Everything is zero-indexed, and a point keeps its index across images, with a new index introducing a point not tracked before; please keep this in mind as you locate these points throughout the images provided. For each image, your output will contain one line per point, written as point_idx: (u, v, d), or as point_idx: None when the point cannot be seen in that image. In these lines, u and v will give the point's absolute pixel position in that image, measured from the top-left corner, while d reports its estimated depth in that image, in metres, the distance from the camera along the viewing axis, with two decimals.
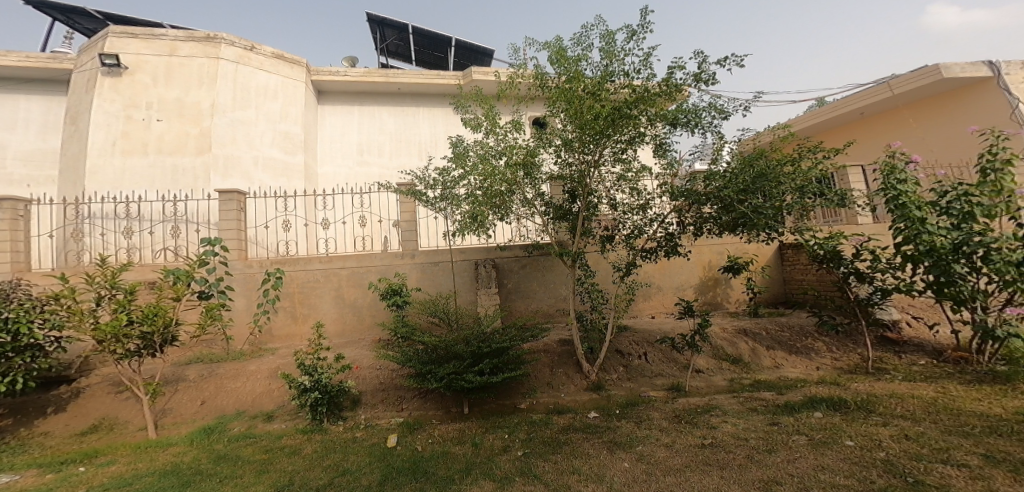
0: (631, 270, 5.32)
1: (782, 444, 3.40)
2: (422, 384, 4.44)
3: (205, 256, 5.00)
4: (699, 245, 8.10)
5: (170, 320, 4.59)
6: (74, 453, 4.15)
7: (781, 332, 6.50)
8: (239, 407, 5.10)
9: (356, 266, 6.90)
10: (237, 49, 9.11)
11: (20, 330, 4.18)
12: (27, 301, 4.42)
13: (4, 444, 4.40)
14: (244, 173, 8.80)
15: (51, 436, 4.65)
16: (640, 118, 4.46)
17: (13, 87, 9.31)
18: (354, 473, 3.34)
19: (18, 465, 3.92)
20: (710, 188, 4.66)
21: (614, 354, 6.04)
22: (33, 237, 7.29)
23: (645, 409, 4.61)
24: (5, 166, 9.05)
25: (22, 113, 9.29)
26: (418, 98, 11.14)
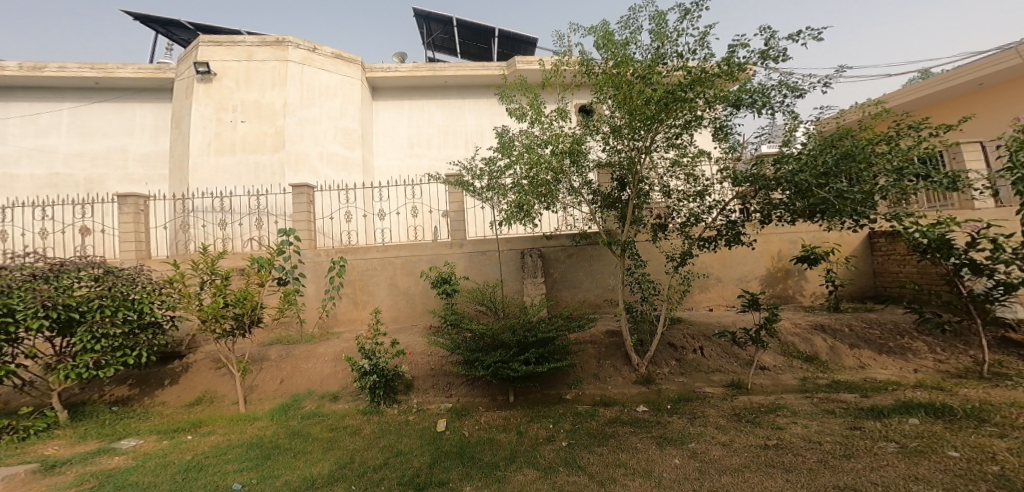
0: (687, 259, 5.04)
1: (864, 450, 3.11)
2: (470, 371, 4.58)
3: (282, 245, 5.48)
4: (766, 233, 7.54)
5: (257, 303, 5.11)
6: (183, 422, 4.77)
7: (868, 329, 5.91)
8: (309, 387, 5.56)
9: (408, 255, 7.19)
10: (301, 51, 9.70)
11: (144, 311, 4.83)
12: (149, 284, 5.04)
13: (133, 410, 5.16)
14: (311, 168, 9.45)
15: (167, 405, 5.37)
16: (696, 101, 4.20)
17: (130, 96, 10.57)
18: (406, 455, 3.52)
19: (142, 430, 4.57)
20: (779, 173, 4.27)
21: (666, 347, 5.84)
22: (152, 228, 8.23)
23: (700, 405, 4.41)
24: (128, 167, 10.40)
25: (138, 120, 10.56)
26: (471, 91, 11.30)
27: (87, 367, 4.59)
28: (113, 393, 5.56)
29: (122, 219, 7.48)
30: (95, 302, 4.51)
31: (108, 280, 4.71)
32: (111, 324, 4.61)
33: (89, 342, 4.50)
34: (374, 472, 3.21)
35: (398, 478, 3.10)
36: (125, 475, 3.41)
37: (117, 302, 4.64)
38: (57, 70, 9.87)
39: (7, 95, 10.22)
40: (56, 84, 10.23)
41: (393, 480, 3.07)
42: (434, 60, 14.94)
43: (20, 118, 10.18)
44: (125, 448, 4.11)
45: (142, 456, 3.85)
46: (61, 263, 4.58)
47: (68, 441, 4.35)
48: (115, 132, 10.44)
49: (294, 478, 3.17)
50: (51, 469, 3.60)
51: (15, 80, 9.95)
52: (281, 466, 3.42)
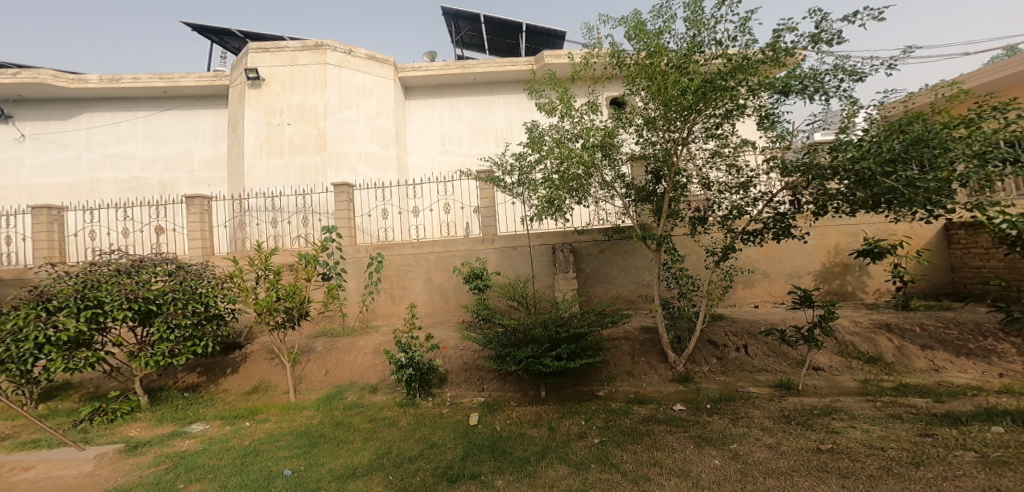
0: (728, 254, 4.83)
1: (936, 458, 2.89)
2: (502, 366, 4.62)
3: (326, 242, 5.74)
4: (822, 225, 7.11)
5: (305, 297, 5.39)
6: (242, 409, 5.11)
7: (943, 329, 5.49)
8: (350, 378, 5.80)
9: (442, 250, 7.32)
10: (338, 54, 10.03)
11: (210, 303, 5.22)
12: (213, 279, 5.42)
13: (199, 397, 5.59)
14: (351, 168, 9.80)
15: (229, 392, 5.78)
16: (738, 89, 4.02)
17: (194, 103, 11.19)
18: (440, 447, 3.61)
19: (208, 416, 4.95)
20: (835, 161, 3.99)
21: (706, 345, 5.65)
22: (216, 226, 8.81)
23: (743, 406, 4.24)
24: (194, 170, 11.08)
25: (201, 125, 11.18)
26: (502, 87, 11.31)
27: (163, 355, 4.99)
28: (185, 380, 6.04)
29: (189, 218, 8.06)
30: (168, 294, 4.93)
31: (179, 274, 5.11)
32: (183, 316, 5.02)
33: (165, 331, 4.91)
34: (410, 463, 3.31)
35: (433, 469, 3.18)
36: (194, 457, 3.69)
37: (188, 295, 5.04)
38: (131, 82, 10.51)
39: (90, 107, 11.05)
40: (130, 94, 10.95)
41: (428, 472, 3.15)
42: (463, 58, 15.03)
43: (103, 129, 11.05)
44: (195, 432, 4.47)
45: (208, 440, 4.16)
46: (140, 260, 5.06)
47: (148, 424, 4.77)
48: (182, 137, 11.13)
49: (338, 466, 3.33)
50: (133, 449, 3.96)
51: (96, 93, 10.74)
52: (325, 454, 3.60)
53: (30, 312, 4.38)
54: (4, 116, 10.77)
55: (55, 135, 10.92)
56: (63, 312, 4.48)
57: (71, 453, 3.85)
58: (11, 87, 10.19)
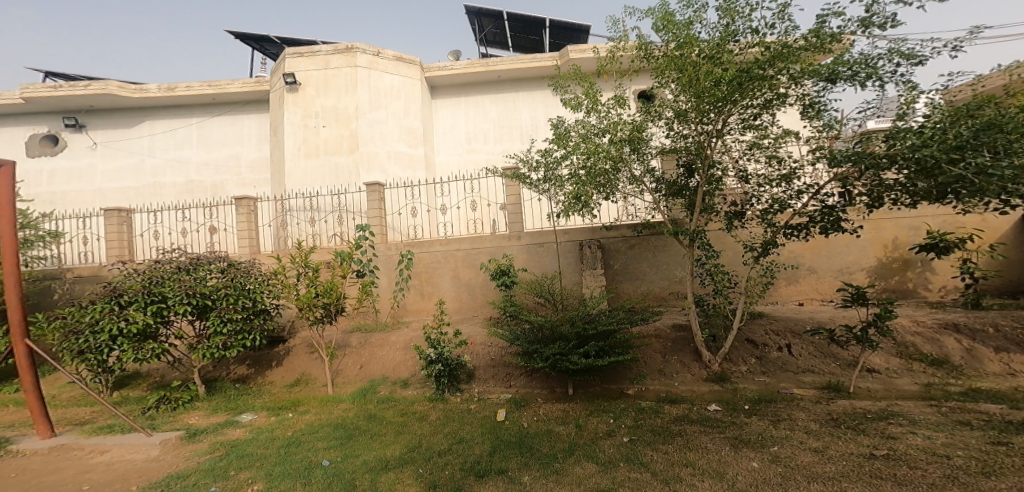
0: (769, 249, 4.64)
1: (1007, 468, 2.68)
2: (529, 362, 4.62)
3: (360, 240, 5.93)
4: (876, 218, 6.75)
5: (341, 293, 5.58)
6: (285, 401, 5.36)
7: (1018, 329, 5.10)
8: (383, 373, 5.96)
9: (469, 247, 7.38)
10: (367, 56, 10.25)
11: (258, 299, 5.48)
12: (260, 276, 5.68)
13: (246, 388, 5.89)
14: (381, 167, 10.03)
15: (274, 385, 6.07)
16: (777, 78, 3.86)
17: (240, 109, 11.72)
18: (468, 442, 3.66)
19: (256, 406, 5.22)
20: (891, 149, 3.74)
21: (744, 344, 5.47)
22: (261, 226, 9.12)
23: (786, 408, 4.08)
24: (241, 173, 11.62)
25: (245, 130, 11.69)
26: (528, 83, 11.27)
27: (218, 348, 5.26)
28: (237, 371, 6.40)
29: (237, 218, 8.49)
30: (221, 290, 5.23)
31: (230, 271, 5.40)
32: (234, 310, 5.28)
33: (218, 325, 5.18)
34: (439, 457, 3.38)
35: (461, 464, 3.23)
36: (243, 446, 3.90)
37: (239, 290, 5.33)
38: (186, 90, 11.07)
39: (150, 115, 11.77)
40: (183, 102, 11.59)
41: (457, 466, 3.20)
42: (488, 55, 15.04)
43: (163, 135, 11.76)
44: (244, 421, 4.72)
45: (255, 430, 4.39)
46: (198, 257, 5.39)
47: (205, 413, 5.08)
48: (230, 142, 11.69)
49: (371, 458, 3.44)
50: (192, 437, 4.24)
51: (155, 101, 11.40)
52: (360, 446, 3.73)
53: (105, 306, 4.83)
54: (78, 125, 11.62)
55: (121, 143, 11.73)
56: (132, 306, 4.89)
57: (139, 439, 4.17)
58: (83, 99, 10.97)
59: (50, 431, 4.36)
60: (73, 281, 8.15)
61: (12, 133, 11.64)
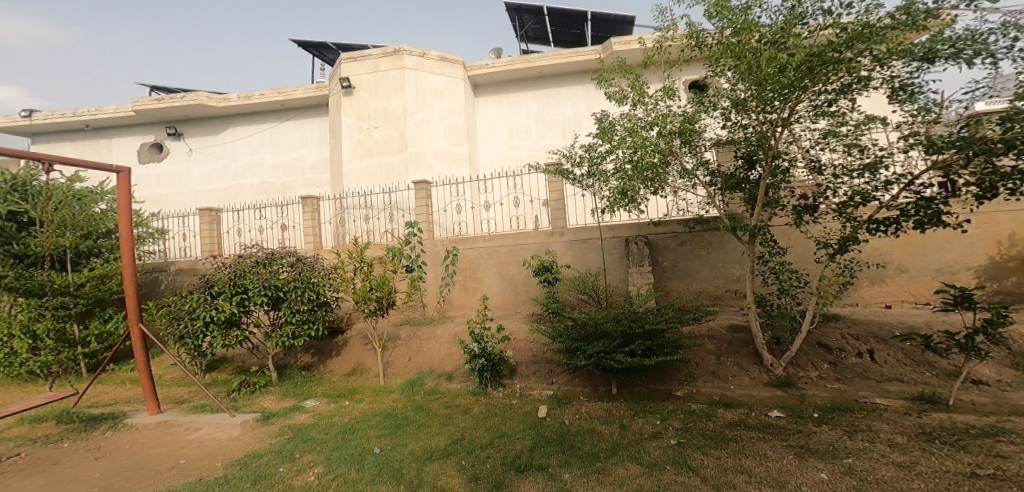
0: (847, 246, 4.17)
1: None
2: (571, 360, 4.57)
3: (409, 237, 6.15)
4: (986, 212, 6.05)
5: (392, 288, 5.82)
6: (342, 389, 5.67)
7: None
8: (430, 365, 6.15)
9: (511, 244, 7.43)
10: (413, 57, 10.52)
11: (321, 291, 5.83)
12: (324, 269, 6.01)
13: (309, 376, 6.30)
14: (428, 166, 10.31)
15: (333, 373, 6.45)
16: (856, 61, 3.58)
17: (304, 114, 12.47)
18: (509, 437, 3.70)
19: (317, 393, 5.57)
20: (1010, 133, 3.28)
21: (816, 348, 5.12)
22: (323, 223, 9.59)
23: (864, 418, 3.76)
24: (305, 174, 12.40)
25: (307, 133, 12.43)
26: (571, 77, 11.11)
27: (288, 336, 5.67)
28: (303, 359, 6.86)
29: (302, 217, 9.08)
30: (290, 282, 5.62)
31: (299, 265, 5.80)
32: (302, 302, 5.69)
33: (289, 315, 5.61)
34: (480, 451, 3.44)
35: (501, 458, 3.28)
36: (307, 430, 4.18)
37: (305, 283, 5.70)
38: (259, 98, 11.93)
39: (231, 123, 12.81)
40: (257, 109, 12.51)
41: (497, 460, 3.25)
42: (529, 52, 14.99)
43: (243, 140, 12.76)
44: (308, 407, 5.06)
45: (316, 415, 4.69)
46: (272, 252, 5.80)
47: (276, 397, 5.51)
48: (296, 145, 12.48)
49: (416, 449, 3.56)
50: (265, 419, 4.61)
51: (235, 109, 12.37)
52: (406, 436, 3.87)
53: (201, 295, 5.37)
54: (178, 134, 12.90)
55: (207, 149, 12.86)
56: (222, 296, 5.39)
57: (223, 419, 4.60)
58: (178, 110, 12.13)
59: (157, 408, 4.90)
60: (174, 274, 9.12)
61: (124, 143, 13.14)
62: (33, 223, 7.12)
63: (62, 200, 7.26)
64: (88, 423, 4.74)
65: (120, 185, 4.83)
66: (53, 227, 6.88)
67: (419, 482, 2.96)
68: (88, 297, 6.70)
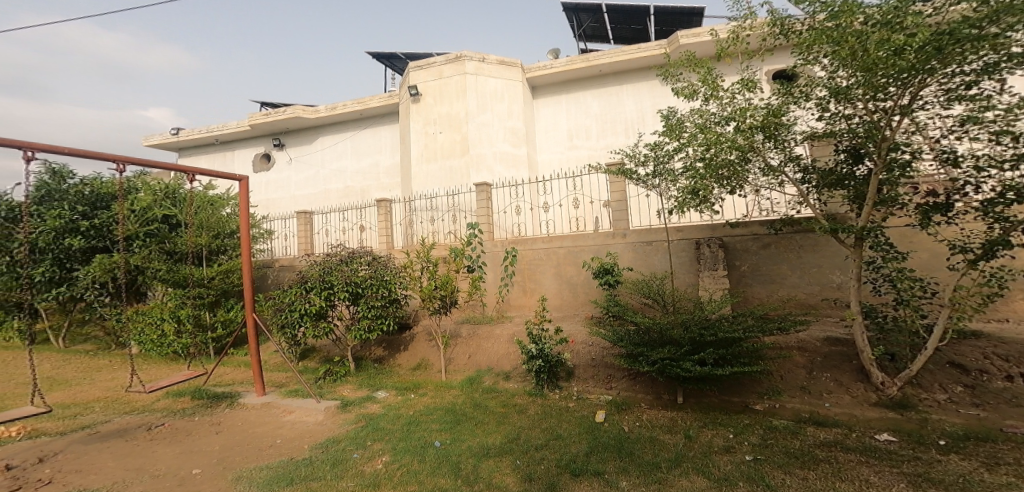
0: (996, 249, 3.53)
1: None
2: (633, 365, 4.41)
3: (471, 237, 6.31)
4: None
5: (454, 287, 6.02)
6: (407, 383, 5.96)
7: None
8: (488, 364, 6.26)
9: (571, 245, 7.34)
10: (475, 62, 10.79)
11: (393, 289, 6.17)
12: (394, 268, 6.36)
13: (379, 369, 6.70)
14: (488, 168, 10.50)
15: (400, 367, 6.79)
16: (1004, 36, 3.05)
17: (379, 122, 13.30)
18: (565, 439, 3.66)
19: (386, 385, 5.90)
20: None
21: (943, 368, 4.45)
22: (394, 224, 10.11)
23: (1001, 449, 3.23)
24: (380, 178, 13.21)
25: (381, 140, 13.25)
26: (635, 74, 10.76)
27: (365, 330, 6.05)
28: (375, 352, 7.30)
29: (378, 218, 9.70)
30: (367, 279, 6.02)
31: (374, 264, 6.20)
32: (376, 298, 6.06)
33: (365, 310, 6.00)
34: (535, 451, 3.44)
35: (557, 460, 3.25)
36: (378, 420, 4.46)
37: (380, 281, 6.08)
38: (340, 109, 12.96)
39: (321, 132, 13.97)
40: (340, 119, 13.56)
41: (553, 462, 3.23)
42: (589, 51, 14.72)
43: (328, 149, 13.89)
44: (379, 398, 5.39)
45: (386, 406, 4.98)
46: (352, 252, 6.27)
47: (353, 386, 5.93)
48: (371, 151, 13.35)
49: (475, 445, 3.64)
50: (345, 406, 4.98)
51: (324, 120, 13.51)
52: (464, 431, 3.99)
53: (298, 290, 5.98)
54: (282, 144, 14.34)
55: (305, 157, 14.15)
56: (313, 291, 5.94)
57: (311, 403, 5.05)
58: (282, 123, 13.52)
59: (263, 389, 5.52)
60: (278, 269, 10.11)
61: (245, 154, 14.83)
62: (180, 224, 8.70)
63: (201, 205, 8.67)
64: (213, 400, 5.44)
65: (241, 192, 5.52)
66: (194, 229, 8.17)
67: (475, 478, 3.04)
68: (217, 288, 7.74)
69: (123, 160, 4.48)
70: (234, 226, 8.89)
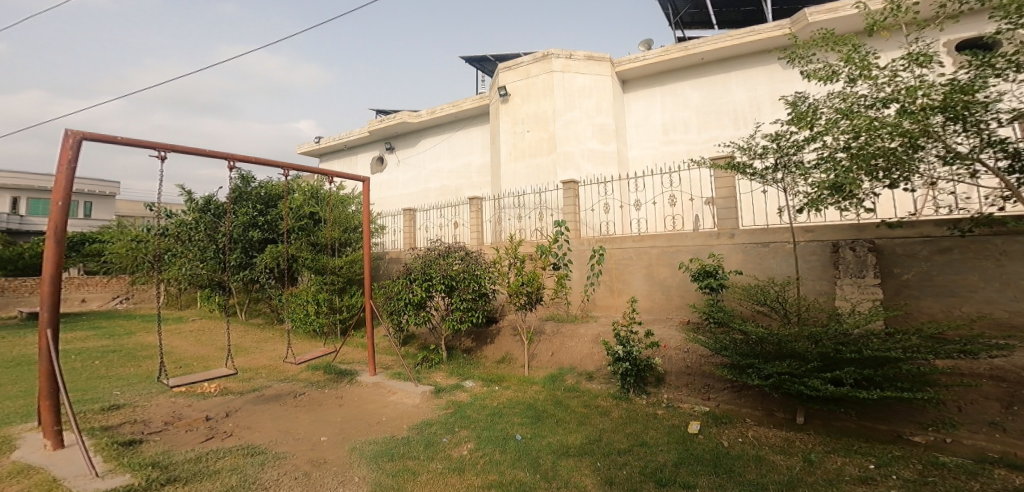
0: None
1: None
2: (742, 378, 4.04)
3: (558, 234, 6.29)
4: None
5: (540, 284, 6.05)
6: (493, 375, 6.17)
7: None
8: (571, 363, 6.21)
9: (665, 245, 6.95)
10: (561, 60, 10.74)
11: (482, 283, 6.42)
12: (484, 264, 6.61)
13: (468, 359, 7.03)
14: (575, 166, 10.37)
15: (486, 359, 7.05)
16: None
17: (471, 123, 13.90)
18: (651, 447, 3.50)
19: (474, 376, 6.17)
20: None
21: None
22: (484, 221, 10.52)
23: None
24: (472, 177, 13.84)
25: (472, 141, 13.85)
26: (749, 59, 9.79)
27: (456, 321, 6.39)
28: (464, 343, 7.68)
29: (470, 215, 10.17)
30: (460, 274, 6.36)
31: (464, 259, 6.52)
32: (467, 291, 6.36)
33: (457, 302, 6.33)
34: (618, 456, 3.35)
35: (641, 467, 3.14)
36: (465, 408, 4.69)
37: (472, 275, 6.38)
38: (438, 113, 13.82)
39: (423, 135, 15.03)
40: (437, 123, 14.46)
41: (636, 468, 3.12)
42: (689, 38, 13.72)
43: (428, 150, 14.90)
44: (466, 387, 5.65)
45: (473, 395, 5.22)
46: (447, 247, 6.66)
47: (444, 374, 6.32)
48: (465, 152, 14.02)
49: (554, 442, 3.66)
50: (437, 392, 5.33)
51: (425, 123, 14.54)
52: (545, 428, 4.02)
53: (404, 281, 6.57)
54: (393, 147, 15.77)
55: (410, 158, 15.33)
56: (415, 282, 6.47)
57: (410, 387, 5.48)
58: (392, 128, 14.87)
59: (374, 370, 6.14)
60: (388, 261, 11.15)
61: (366, 157, 16.59)
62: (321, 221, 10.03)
63: (335, 203, 10.00)
64: (338, 375, 6.19)
65: (364, 191, 6.06)
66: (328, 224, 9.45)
67: (553, 475, 3.05)
68: (344, 276, 8.71)
69: (291, 168, 5.33)
70: (356, 222, 9.94)
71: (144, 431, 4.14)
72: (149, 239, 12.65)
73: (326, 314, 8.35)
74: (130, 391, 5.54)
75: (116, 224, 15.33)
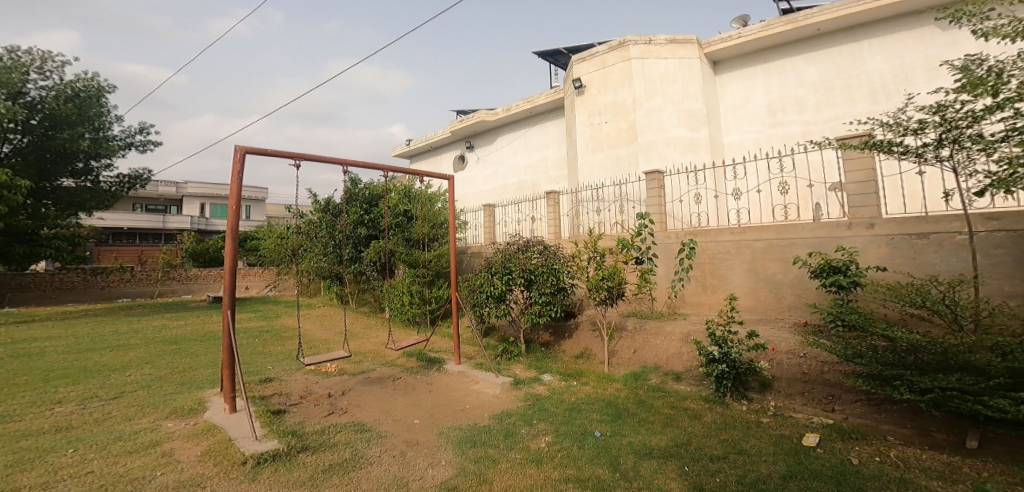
0: None
1: None
2: (885, 390, 3.53)
3: (642, 227, 6.01)
4: None
5: (621, 279, 5.86)
6: (574, 370, 6.13)
7: None
8: (656, 362, 5.95)
9: (774, 237, 6.33)
10: (640, 46, 10.26)
11: (560, 277, 6.38)
12: (562, 258, 6.56)
13: (548, 353, 7.07)
14: (661, 155, 9.88)
15: (565, 354, 7.04)
16: None
17: (546, 117, 13.87)
18: (749, 456, 3.24)
19: (553, 370, 6.18)
20: None
21: None
22: (562, 216, 10.47)
23: None
24: (547, 171, 13.84)
25: (548, 135, 13.83)
26: (878, 26, 8.60)
27: (536, 314, 6.45)
28: (543, 337, 7.74)
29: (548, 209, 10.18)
30: (539, 268, 6.42)
31: (541, 253, 6.54)
32: (546, 285, 6.38)
33: (537, 295, 6.38)
34: (710, 462, 3.15)
35: (737, 476, 2.92)
36: (544, 401, 4.73)
37: (550, 269, 6.38)
38: (514, 109, 13.99)
39: (500, 132, 15.34)
40: (513, 119, 14.66)
41: (730, 477, 2.91)
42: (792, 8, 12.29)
43: (504, 147, 15.19)
44: (546, 380, 5.69)
45: (552, 389, 5.25)
46: (527, 241, 6.73)
47: (524, 366, 6.43)
48: (540, 146, 14.03)
49: (635, 442, 3.54)
50: (517, 384, 5.44)
51: (502, 121, 14.83)
52: (628, 427, 3.91)
53: (485, 275, 6.77)
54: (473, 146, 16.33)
55: (488, 156, 15.74)
56: (497, 276, 6.63)
57: (491, 377, 5.64)
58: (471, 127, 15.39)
59: (458, 359, 6.43)
60: (470, 255, 11.60)
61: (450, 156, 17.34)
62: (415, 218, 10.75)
63: (425, 201, 10.67)
64: (427, 363, 6.60)
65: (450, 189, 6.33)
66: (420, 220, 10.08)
67: (632, 475, 2.96)
68: (432, 270, 9.27)
69: (389, 170, 5.76)
70: (443, 218, 10.48)
71: (286, 403, 4.77)
72: (287, 235, 14.73)
73: (419, 304, 8.94)
74: (279, 367, 6.44)
75: (264, 224, 17.98)
